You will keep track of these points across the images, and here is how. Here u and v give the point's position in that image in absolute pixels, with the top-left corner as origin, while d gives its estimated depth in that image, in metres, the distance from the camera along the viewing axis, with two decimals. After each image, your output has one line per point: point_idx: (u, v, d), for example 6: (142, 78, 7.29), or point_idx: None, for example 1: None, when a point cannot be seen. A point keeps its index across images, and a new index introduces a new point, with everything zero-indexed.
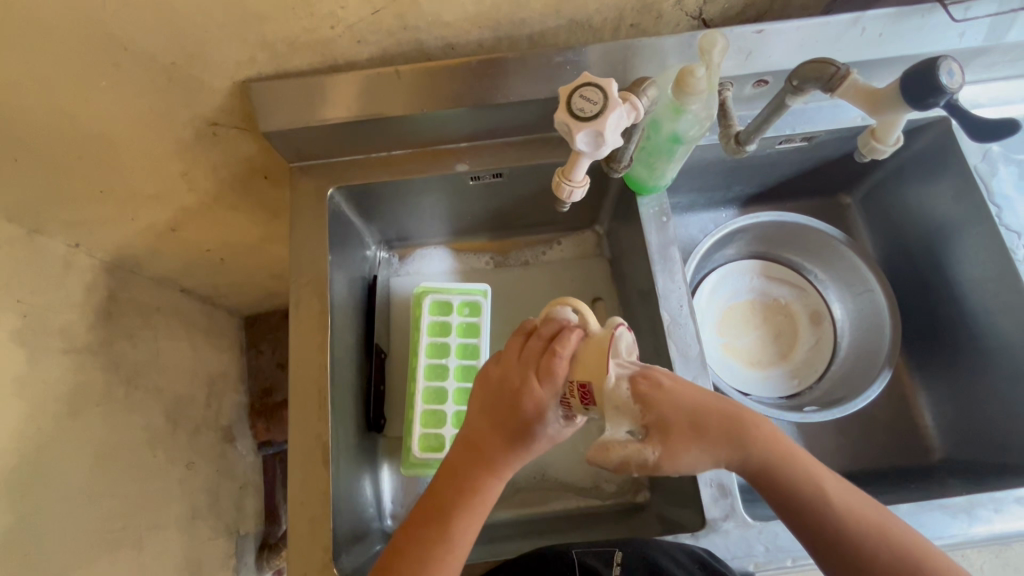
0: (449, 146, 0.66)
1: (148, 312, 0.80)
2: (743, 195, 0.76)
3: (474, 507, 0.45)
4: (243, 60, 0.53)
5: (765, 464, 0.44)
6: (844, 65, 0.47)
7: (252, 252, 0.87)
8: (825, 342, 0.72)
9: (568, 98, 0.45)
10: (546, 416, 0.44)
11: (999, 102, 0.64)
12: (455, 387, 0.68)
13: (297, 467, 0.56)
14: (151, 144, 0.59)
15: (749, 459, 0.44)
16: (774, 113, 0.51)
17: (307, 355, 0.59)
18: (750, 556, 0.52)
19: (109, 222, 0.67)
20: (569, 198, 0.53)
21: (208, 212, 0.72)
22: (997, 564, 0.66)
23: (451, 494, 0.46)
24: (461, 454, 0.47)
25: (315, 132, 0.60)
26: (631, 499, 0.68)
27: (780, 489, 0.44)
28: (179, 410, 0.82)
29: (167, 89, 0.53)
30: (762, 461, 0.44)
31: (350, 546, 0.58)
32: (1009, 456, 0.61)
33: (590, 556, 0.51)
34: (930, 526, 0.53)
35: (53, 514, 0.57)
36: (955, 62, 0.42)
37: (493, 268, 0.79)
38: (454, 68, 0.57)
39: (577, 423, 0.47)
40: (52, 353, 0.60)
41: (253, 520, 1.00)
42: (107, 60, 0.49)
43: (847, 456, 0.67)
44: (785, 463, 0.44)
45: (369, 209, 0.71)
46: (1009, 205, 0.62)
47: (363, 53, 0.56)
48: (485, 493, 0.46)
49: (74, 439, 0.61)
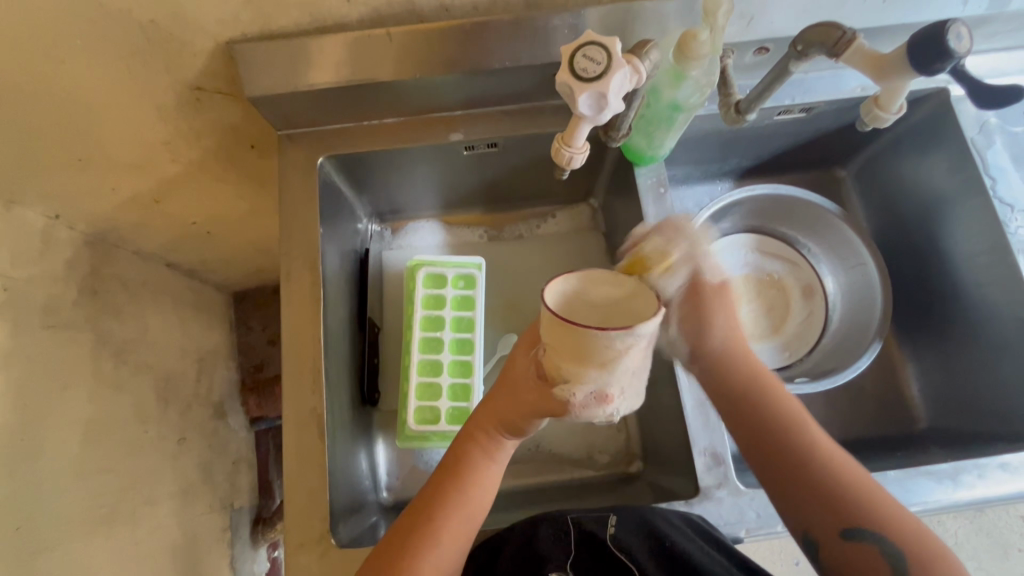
0: (444, 114, 0.64)
1: (133, 286, 0.78)
2: (738, 168, 0.76)
3: (459, 497, 0.48)
4: (226, 20, 0.50)
5: (760, 415, 0.49)
6: (850, 29, 0.46)
7: (239, 225, 0.85)
8: (816, 316, 0.73)
9: (571, 58, 0.44)
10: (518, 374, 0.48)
11: (997, 74, 0.63)
12: (450, 360, 0.67)
13: (291, 440, 0.55)
14: (131, 110, 0.57)
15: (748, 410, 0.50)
16: (775, 82, 0.50)
17: (298, 328, 0.58)
18: (741, 523, 0.53)
19: (89, 194, 0.65)
20: (568, 165, 0.52)
21: (192, 182, 0.70)
22: (971, 529, 0.69)
23: (457, 479, 0.49)
24: (459, 443, 0.51)
25: (305, 97, 0.58)
26: (624, 470, 0.69)
27: (792, 452, 0.47)
28: (168, 386, 0.81)
29: (147, 49, 0.51)
30: (758, 413, 0.49)
31: (346, 518, 0.58)
32: (995, 424, 0.62)
33: (587, 519, 0.52)
34: (917, 491, 0.54)
35: (40, 492, 0.56)
36: (963, 25, 0.42)
37: (487, 241, 0.78)
38: (449, 31, 0.55)
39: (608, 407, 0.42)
40: (34, 329, 0.59)
41: (247, 495, 1.01)
42: (81, 17, 0.46)
43: (836, 426, 0.69)
44: (784, 424, 0.49)
45: (360, 180, 0.69)
46: (1003, 177, 0.62)
47: (353, 14, 0.53)
48: (470, 479, 0.49)
49: (65, 414, 0.60)
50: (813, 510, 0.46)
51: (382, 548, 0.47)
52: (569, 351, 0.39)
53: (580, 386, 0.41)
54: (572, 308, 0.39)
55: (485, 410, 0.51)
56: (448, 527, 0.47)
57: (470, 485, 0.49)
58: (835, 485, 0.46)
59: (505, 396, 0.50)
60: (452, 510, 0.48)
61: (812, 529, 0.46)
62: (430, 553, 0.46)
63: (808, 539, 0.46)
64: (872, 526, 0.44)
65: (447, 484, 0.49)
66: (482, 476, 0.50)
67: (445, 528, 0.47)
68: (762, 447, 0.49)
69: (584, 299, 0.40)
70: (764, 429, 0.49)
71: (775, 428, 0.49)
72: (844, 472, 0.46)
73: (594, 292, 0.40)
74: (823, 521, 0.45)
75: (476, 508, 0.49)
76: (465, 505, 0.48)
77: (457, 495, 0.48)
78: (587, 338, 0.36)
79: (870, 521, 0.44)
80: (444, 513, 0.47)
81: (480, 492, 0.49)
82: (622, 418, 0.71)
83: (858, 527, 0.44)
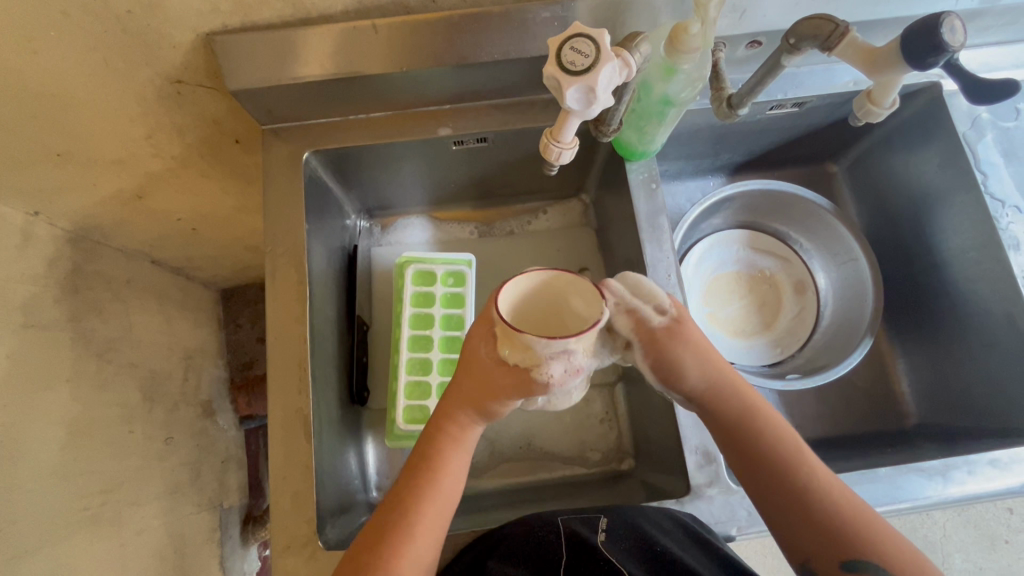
0: (432, 108, 0.63)
1: (116, 284, 0.76)
2: (730, 164, 0.75)
3: (429, 491, 0.47)
4: (206, 11, 0.49)
5: (768, 452, 0.46)
6: (843, 22, 0.45)
7: (226, 220, 0.83)
8: (807, 312, 0.72)
9: (558, 51, 0.43)
10: (489, 365, 0.46)
11: (990, 68, 0.63)
12: (439, 358, 0.66)
13: (278, 441, 0.54)
14: (110, 104, 0.55)
15: (754, 443, 0.47)
16: (767, 75, 0.50)
17: (284, 327, 0.57)
18: (732, 521, 0.53)
19: (69, 190, 0.63)
20: (557, 161, 0.51)
21: (176, 178, 0.69)
22: (959, 523, 0.74)
23: (416, 477, 0.48)
24: (429, 430, 0.50)
25: (289, 91, 0.56)
26: (615, 467, 0.68)
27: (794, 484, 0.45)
28: (155, 385, 0.80)
29: (124, 41, 0.49)
30: (765, 449, 0.46)
31: (334, 519, 0.57)
32: (984, 419, 0.63)
33: (577, 522, 0.52)
34: (906, 488, 0.54)
35: (22, 494, 0.54)
36: (957, 18, 0.41)
37: (478, 237, 0.77)
38: (437, 23, 0.54)
39: (568, 384, 0.44)
40: (14, 329, 0.57)
41: (236, 494, 1.00)
42: (54, 7, 0.45)
43: (827, 421, 0.69)
44: (789, 462, 0.46)
45: (347, 175, 0.68)
46: (994, 172, 0.62)
47: (338, 5, 0.52)
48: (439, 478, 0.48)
49: (47, 415, 0.59)
50: (816, 543, 0.44)
51: (355, 551, 0.45)
52: (514, 346, 0.43)
53: (544, 369, 0.43)
54: (525, 304, 0.45)
55: (451, 397, 0.49)
56: (422, 521, 0.46)
57: (440, 475, 0.48)
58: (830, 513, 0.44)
59: (474, 384, 0.48)
60: (424, 504, 0.46)
61: (810, 558, 0.44)
62: (406, 550, 0.44)
63: (805, 569, 0.45)
64: (875, 552, 0.43)
65: (417, 478, 0.48)
66: (451, 466, 0.48)
67: (421, 523, 0.46)
68: (765, 479, 0.46)
69: (564, 299, 0.44)
70: (757, 466, 0.46)
71: (774, 460, 0.46)
72: (841, 504, 0.44)
73: (571, 299, 0.44)
74: (824, 551, 0.44)
75: (446, 496, 0.48)
76: (432, 497, 0.47)
77: (425, 487, 0.47)
78: (515, 335, 0.41)
79: (870, 552, 0.43)
80: (417, 509, 0.46)
81: (450, 481, 0.48)
82: (613, 416, 0.70)
83: (858, 559, 0.43)
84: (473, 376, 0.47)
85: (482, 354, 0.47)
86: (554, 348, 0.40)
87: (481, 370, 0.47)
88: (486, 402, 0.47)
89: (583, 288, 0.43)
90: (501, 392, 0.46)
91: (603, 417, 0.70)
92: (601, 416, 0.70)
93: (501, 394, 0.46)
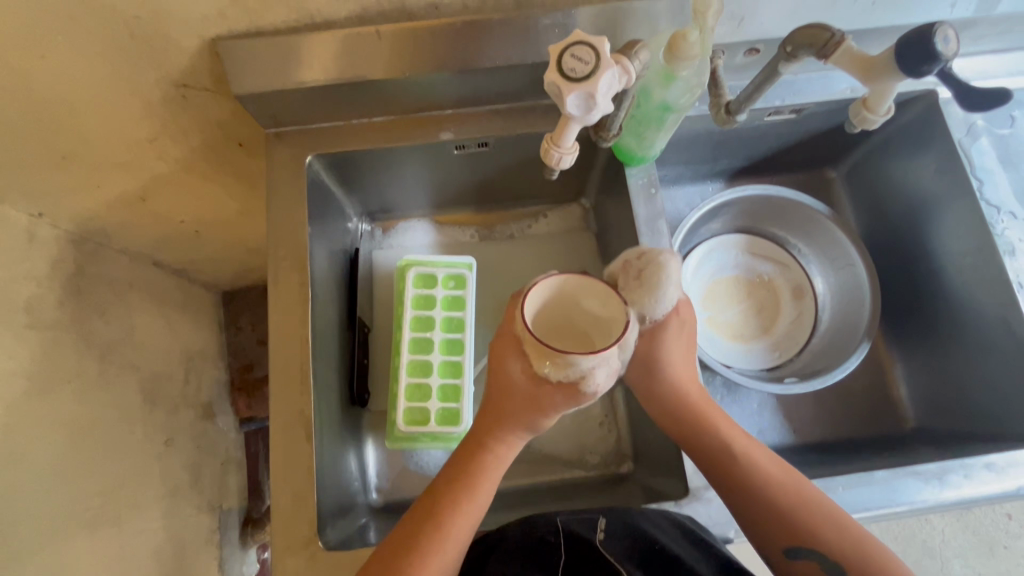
0: (434, 113, 0.64)
1: (118, 285, 0.77)
2: (729, 169, 0.76)
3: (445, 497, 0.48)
4: (210, 15, 0.49)
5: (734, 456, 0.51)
6: (839, 31, 0.46)
7: (229, 224, 0.84)
8: (805, 317, 0.73)
9: (559, 57, 0.44)
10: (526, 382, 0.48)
11: (985, 76, 0.64)
12: (440, 361, 0.66)
13: (279, 442, 0.55)
14: (116, 107, 0.56)
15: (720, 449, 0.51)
16: (765, 82, 0.50)
17: (285, 328, 0.57)
18: (729, 523, 0.54)
19: (73, 192, 0.64)
20: (558, 165, 0.52)
21: (180, 181, 0.69)
22: (957, 528, 0.74)
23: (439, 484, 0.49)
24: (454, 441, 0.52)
25: (292, 95, 0.57)
26: (614, 470, 0.69)
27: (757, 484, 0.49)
28: (156, 387, 0.80)
29: (130, 45, 0.50)
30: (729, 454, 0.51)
31: (334, 520, 0.58)
32: (980, 424, 0.63)
33: (575, 523, 0.51)
34: (902, 491, 0.55)
35: (21, 494, 0.55)
36: (950, 28, 0.42)
37: (479, 241, 0.78)
38: (440, 29, 0.54)
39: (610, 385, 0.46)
40: (18, 329, 0.58)
41: (236, 496, 1.00)
42: (62, 11, 0.46)
43: (825, 424, 0.69)
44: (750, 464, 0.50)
45: (350, 179, 0.68)
46: (989, 179, 0.63)
47: (341, 11, 0.53)
48: (458, 486, 0.49)
49: (48, 416, 0.59)
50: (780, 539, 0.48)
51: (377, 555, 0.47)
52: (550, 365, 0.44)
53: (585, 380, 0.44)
54: (546, 319, 0.46)
55: (497, 421, 0.50)
56: (445, 525, 0.47)
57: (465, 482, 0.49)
58: (788, 510, 0.48)
59: (514, 402, 0.49)
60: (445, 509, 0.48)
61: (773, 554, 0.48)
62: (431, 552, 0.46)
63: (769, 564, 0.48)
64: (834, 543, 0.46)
65: (444, 486, 0.49)
66: (485, 475, 0.50)
67: (442, 527, 0.47)
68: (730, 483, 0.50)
69: (577, 304, 0.45)
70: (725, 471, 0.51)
71: (737, 464, 0.50)
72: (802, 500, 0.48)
73: (585, 301, 0.45)
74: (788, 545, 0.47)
75: (473, 505, 0.49)
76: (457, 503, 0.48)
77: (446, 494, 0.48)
78: (548, 352, 0.43)
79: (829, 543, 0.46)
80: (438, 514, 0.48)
81: (486, 489, 0.50)
82: (612, 419, 0.71)
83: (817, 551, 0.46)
84: (512, 395, 0.49)
85: (516, 374, 0.48)
86: (592, 358, 0.42)
87: (521, 388, 0.48)
88: (527, 418, 0.49)
89: (596, 290, 0.45)
90: (549, 405, 0.47)
91: (603, 420, 0.71)
92: (600, 419, 0.71)
93: (544, 408, 0.48)
